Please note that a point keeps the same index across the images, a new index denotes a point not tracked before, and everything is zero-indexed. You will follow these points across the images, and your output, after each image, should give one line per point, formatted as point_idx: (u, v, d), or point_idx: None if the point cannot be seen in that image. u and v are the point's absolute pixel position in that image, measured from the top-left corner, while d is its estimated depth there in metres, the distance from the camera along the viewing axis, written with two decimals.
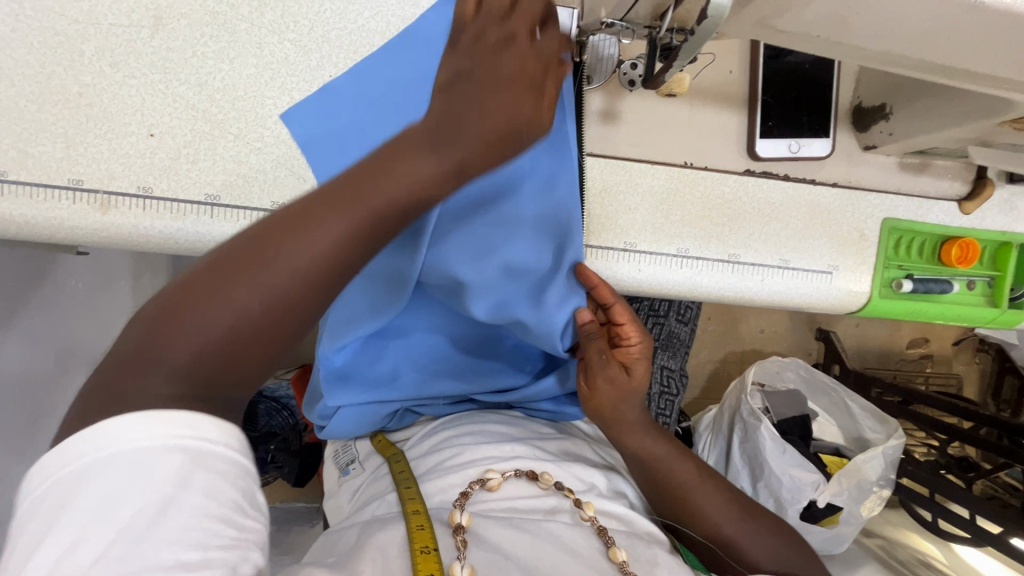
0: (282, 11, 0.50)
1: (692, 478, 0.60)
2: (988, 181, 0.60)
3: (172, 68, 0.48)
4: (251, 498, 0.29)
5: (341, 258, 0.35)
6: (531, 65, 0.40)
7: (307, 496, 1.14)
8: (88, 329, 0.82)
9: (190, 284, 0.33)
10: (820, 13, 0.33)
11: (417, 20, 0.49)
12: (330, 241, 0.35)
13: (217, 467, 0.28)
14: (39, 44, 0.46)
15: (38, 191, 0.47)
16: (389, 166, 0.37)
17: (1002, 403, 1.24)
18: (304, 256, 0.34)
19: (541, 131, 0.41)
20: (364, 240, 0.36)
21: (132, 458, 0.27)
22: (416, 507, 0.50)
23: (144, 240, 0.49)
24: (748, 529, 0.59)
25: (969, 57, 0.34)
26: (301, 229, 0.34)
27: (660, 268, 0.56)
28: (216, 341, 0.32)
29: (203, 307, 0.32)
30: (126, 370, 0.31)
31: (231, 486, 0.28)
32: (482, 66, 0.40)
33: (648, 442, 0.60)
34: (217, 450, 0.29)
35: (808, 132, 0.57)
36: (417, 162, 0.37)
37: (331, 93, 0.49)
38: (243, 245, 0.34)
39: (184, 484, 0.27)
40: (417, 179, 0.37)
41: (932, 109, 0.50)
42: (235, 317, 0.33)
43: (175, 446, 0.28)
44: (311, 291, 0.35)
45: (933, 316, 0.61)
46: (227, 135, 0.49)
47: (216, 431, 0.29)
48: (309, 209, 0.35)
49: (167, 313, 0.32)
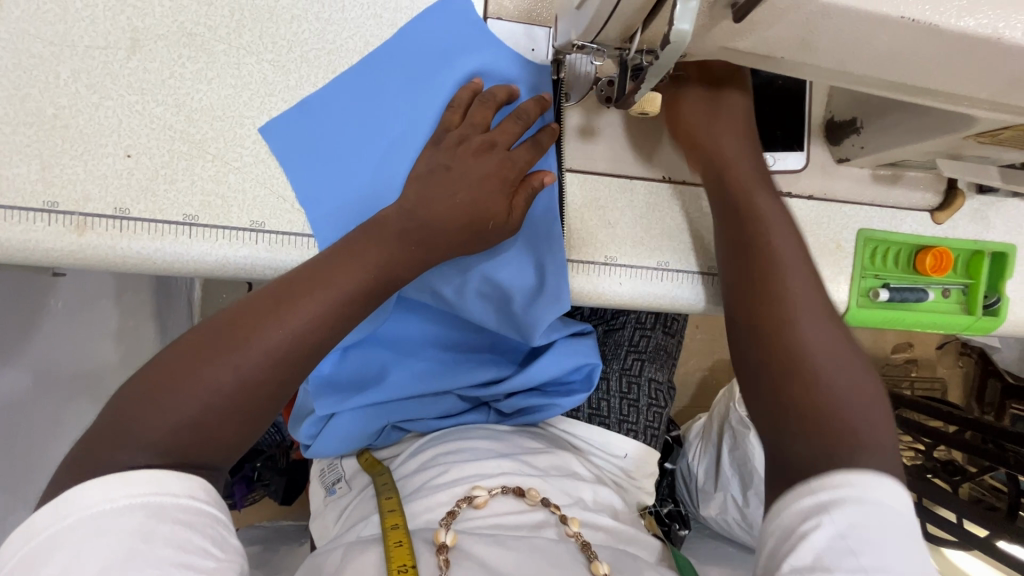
0: (259, 32, 0.50)
1: (818, 321, 0.46)
2: (959, 192, 0.61)
3: (149, 90, 0.48)
4: (218, 538, 0.38)
5: (314, 335, 0.44)
6: (506, 169, 0.50)
7: (294, 514, 1.12)
8: (68, 350, 0.80)
9: (189, 350, 0.41)
10: (782, 36, 0.33)
11: (393, 46, 0.51)
12: (306, 319, 0.43)
13: (179, 517, 0.36)
14: (13, 67, 0.46)
15: (12, 214, 0.46)
16: (356, 254, 0.46)
17: (987, 407, 1.23)
18: (282, 331, 0.42)
19: (508, 224, 0.50)
20: (328, 325, 0.44)
21: (103, 517, 0.35)
22: (395, 521, 0.51)
23: (122, 261, 0.48)
24: (855, 399, 0.43)
25: (928, 75, 0.35)
26: (286, 306, 0.43)
27: (643, 281, 0.57)
28: (193, 416, 0.40)
29: (196, 375, 0.40)
30: (114, 440, 0.39)
31: (195, 531, 0.36)
32: (465, 160, 0.49)
33: (786, 231, 0.50)
34: (181, 501, 0.37)
35: (782, 146, 0.58)
36: (376, 252, 0.46)
37: (313, 116, 0.50)
38: (228, 324, 0.42)
39: (148, 536, 0.35)
40: (381, 264, 0.46)
41: (898, 124, 0.51)
42: (212, 394, 0.40)
43: (140, 504, 0.36)
44: (287, 363, 0.43)
45: (911, 324, 0.62)
46: (206, 156, 0.49)
47: (180, 486, 0.37)
48: (285, 294, 0.44)
49: (168, 375, 0.40)
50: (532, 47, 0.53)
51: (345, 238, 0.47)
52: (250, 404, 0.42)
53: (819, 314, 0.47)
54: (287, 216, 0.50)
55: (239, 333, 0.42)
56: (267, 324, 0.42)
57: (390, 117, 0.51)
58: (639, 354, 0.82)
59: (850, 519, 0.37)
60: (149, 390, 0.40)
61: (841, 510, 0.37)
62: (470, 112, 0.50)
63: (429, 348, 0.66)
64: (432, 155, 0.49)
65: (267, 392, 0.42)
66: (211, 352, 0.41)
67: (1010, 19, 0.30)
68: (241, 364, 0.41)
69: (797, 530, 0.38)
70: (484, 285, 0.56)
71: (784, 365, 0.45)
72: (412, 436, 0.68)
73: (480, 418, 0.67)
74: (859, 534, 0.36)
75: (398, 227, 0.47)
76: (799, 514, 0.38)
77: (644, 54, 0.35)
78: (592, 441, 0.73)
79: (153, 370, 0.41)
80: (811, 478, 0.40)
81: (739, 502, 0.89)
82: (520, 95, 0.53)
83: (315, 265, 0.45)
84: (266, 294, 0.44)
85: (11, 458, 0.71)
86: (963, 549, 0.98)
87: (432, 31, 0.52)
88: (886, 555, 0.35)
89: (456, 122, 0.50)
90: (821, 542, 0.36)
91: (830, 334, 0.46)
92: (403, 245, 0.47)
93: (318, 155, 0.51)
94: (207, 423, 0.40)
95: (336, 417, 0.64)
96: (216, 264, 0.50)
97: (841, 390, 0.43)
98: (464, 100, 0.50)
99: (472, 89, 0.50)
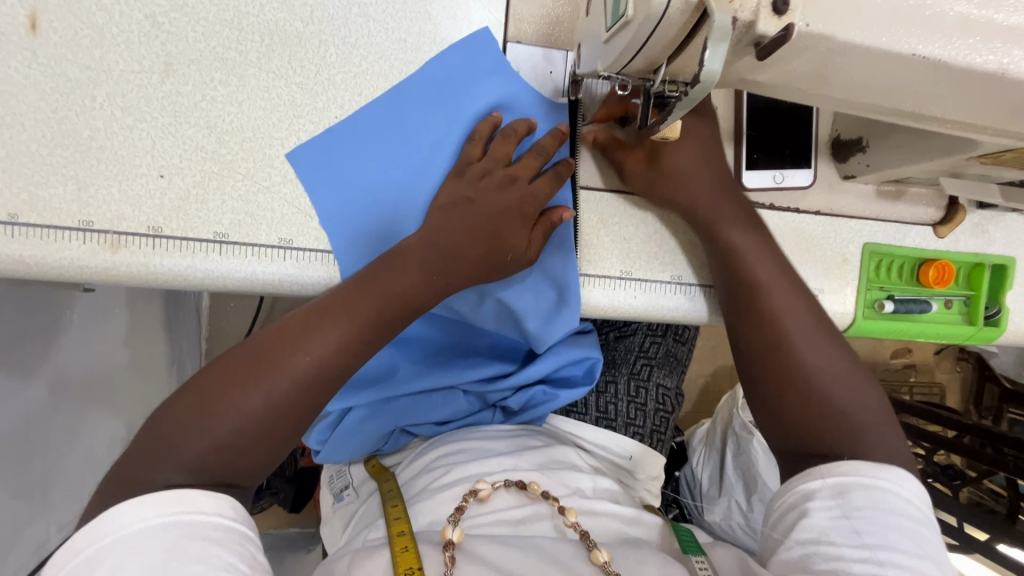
0: (289, 56, 0.51)
1: (806, 339, 0.54)
2: (960, 207, 0.63)
3: (182, 112, 0.50)
4: (246, 554, 0.38)
5: (339, 360, 0.45)
6: (528, 190, 0.51)
7: (303, 521, 1.13)
8: (86, 361, 0.81)
9: (223, 375, 0.43)
10: (801, 70, 0.35)
11: (419, 69, 0.53)
12: (333, 347, 0.45)
13: (210, 534, 0.38)
14: (51, 90, 0.48)
15: (49, 233, 0.48)
16: (380, 280, 0.47)
17: (984, 411, 1.27)
18: (310, 359, 0.44)
19: (524, 255, 0.52)
20: (352, 351, 0.46)
21: (137, 538, 0.36)
22: (401, 528, 0.52)
23: (153, 278, 0.50)
24: (842, 397, 0.52)
25: (936, 104, 0.37)
26: (314, 334, 0.45)
27: (655, 294, 0.59)
28: (225, 439, 0.42)
29: (229, 398, 0.42)
30: (149, 461, 0.40)
31: (223, 547, 0.37)
32: (487, 194, 0.51)
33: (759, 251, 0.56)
34: (210, 519, 0.38)
35: (791, 163, 0.60)
36: (398, 280, 0.48)
37: (340, 136, 0.52)
38: (260, 350, 0.44)
39: (180, 555, 0.36)
40: (401, 292, 0.48)
41: (903, 144, 0.53)
42: (243, 419, 0.42)
43: (171, 524, 0.37)
44: (313, 388, 0.45)
45: (914, 334, 0.64)
46: (235, 176, 0.51)
47: (209, 504, 0.39)
48: (312, 321, 0.45)
49: (202, 400, 0.42)
50: (549, 70, 0.56)
51: (369, 265, 0.49)
52: (275, 428, 0.44)
53: (813, 337, 0.54)
54: (314, 234, 0.52)
55: (270, 359, 0.44)
56: (295, 351, 0.44)
57: (412, 137, 0.53)
58: (649, 360, 0.83)
59: (853, 503, 0.46)
60: (185, 412, 0.42)
61: (844, 496, 0.47)
62: (492, 145, 0.52)
63: (446, 356, 0.68)
64: (455, 187, 0.51)
65: (294, 416, 0.44)
66: (244, 377, 0.43)
67: (1016, 54, 0.32)
68: (271, 389, 0.43)
69: (805, 507, 0.48)
70: (496, 304, 0.58)
71: (787, 388, 0.53)
72: (419, 439, 0.70)
73: (487, 419, 0.69)
74: (862, 517, 0.45)
75: (419, 259, 0.49)
76: (807, 494, 0.48)
77: (668, 86, 0.37)
78: (602, 447, 0.75)
79: (189, 392, 0.43)
80: (822, 465, 0.49)
81: (744, 508, 0.90)
82: (539, 127, 0.55)
83: (341, 292, 0.47)
84: (295, 320, 0.46)
85: (33, 468, 0.71)
86: (964, 552, 1.01)
87: (454, 61, 0.53)
88: (885, 531, 0.44)
89: (477, 154, 0.52)
90: (827, 520, 0.46)
91: (804, 315, 0.55)
92: (423, 273, 0.49)
93: (343, 175, 0.52)
94: (239, 445, 0.42)
95: (348, 422, 0.65)
96: (245, 280, 0.51)
97: (839, 398, 0.52)
98: (486, 132, 0.52)
99: (492, 122, 0.52)
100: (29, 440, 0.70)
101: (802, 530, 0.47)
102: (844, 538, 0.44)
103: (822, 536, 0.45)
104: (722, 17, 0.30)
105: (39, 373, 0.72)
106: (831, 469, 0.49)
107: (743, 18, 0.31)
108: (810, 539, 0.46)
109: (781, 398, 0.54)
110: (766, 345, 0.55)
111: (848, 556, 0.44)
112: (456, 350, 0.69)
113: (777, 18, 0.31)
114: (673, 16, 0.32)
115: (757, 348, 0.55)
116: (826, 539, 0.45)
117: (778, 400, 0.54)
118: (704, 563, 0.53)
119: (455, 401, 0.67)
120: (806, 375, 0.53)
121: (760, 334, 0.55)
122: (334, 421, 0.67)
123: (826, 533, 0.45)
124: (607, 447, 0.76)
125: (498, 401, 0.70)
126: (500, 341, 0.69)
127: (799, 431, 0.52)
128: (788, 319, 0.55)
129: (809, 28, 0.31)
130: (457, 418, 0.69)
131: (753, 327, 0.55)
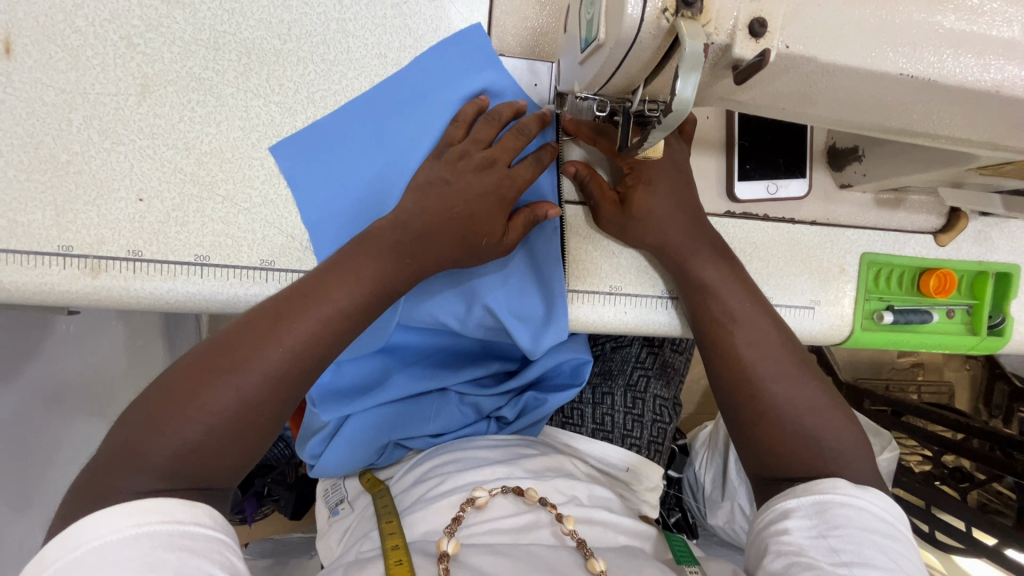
0: (266, 75, 0.51)
1: (771, 356, 0.54)
2: (962, 213, 0.61)
3: (159, 134, 0.49)
4: (226, 562, 0.38)
5: (311, 352, 0.45)
6: (504, 186, 0.50)
7: (303, 527, 1.11)
8: (80, 372, 0.81)
9: (190, 374, 0.43)
10: (784, 89, 0.34)
11: (398, 79, 0.52)
12: (304, 336, 0.45)
13: (186, 543, 0.37)
14: (27, 115, 0.47)
15: (28, 259, 0.47)
16: (349, 269, 0.46)
17: (994, 409, 1.21)
18: (282, 351, 0.44)
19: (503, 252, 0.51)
20: (323, 345, 0.46)
21: (110, 548, 0.35)
22: (396, 542, 0.51)
23: (135, 302, 0.49)
24: (811, 413, 0.52)
25: (934, 119, 0.36)
26: (285, 324, 0.44)
27: (644, 310, 0.59)
28: (195, 440, 0.41)
29: (198, 398, 0.42)
30: (116, 466, 0.40)
31: (202, 557, 0.37)
32: (463, 175, 0.49)
33: (726, 257, 0.55)
34: (189, 528, 0.38)
35: (785, 174, 0.58)
36: (370, 267, 0.47)
37: (320, 150, 0.51)
38: (225, 350, 0.44)
39: (154, 566, 0.35)
40: (373, 285, 0.47)
41: (899, 155, 0.51)
42: (213, 419, 0.42)
43: (145, 533, 0.36)
44: (287, 381, 0.44)
45: (915, 345, 0.62)
46: (215, 198, 0.50)
47: (186, 513, 0.38)
48: (278, 317, 0.45)
49: (170, 400, 0.42)
50: (534, 82, 0.55)
51: (339, 252, 0.48)
52: (250, 427, 0.43)
53: (782, 373, 0.53)
54: (296, 254, 0.51)
55: (238, 353, 0.43)
56: (264, 345, 0.44)
57: (394, 150, 0.52)
58: (645, 371, 0.82)
59: (830, 521, 0.45)
60: (153, 414, 0.41)
61: (823, 514, 0.46)
62: (473, 128, 0.51)
63: (432, 358, 0.67)
64: (431, 166, 0.50)
65: (270, 410, 0.44)
66: (213, 374, 0.43)
67: (1010, 70, 0.31)
68: (241, 385, 0.43)
69: (784, 523, 0.47)
70: (485, 313, 0.57)
71: (758, 421, 0.53)
72: (414, 451, 0.69)
73: (482, 430, 0.69)
74: (839, 535, 0.44)
75: (393, 246, 0.47)
76: (787, 511, 0.47)
77: (648, 104, 0.36)
78: (599, 458, 0.74)
79: (157, 393, 0.43)
80: (799, 485, 0.49)
81: (747, 513, 0.89)
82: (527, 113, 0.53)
83: (312, 282, 0.46)
84: (263, 312, 0.45)
85: (26, 481, 0.71)
86: (971, 557, 0.98)
87: (440, 64, 0.52)
88: (864, 548, 0.43)
89: (459, 136, 0.51)
90: (805, 537, 0.45)
91: (767, 334, 0.55)
92: (399, 265, 0.48)
93: (324, 191, 0.51)
94: (212, 444, 0.42)
95: (342, 431, 0.64)
96: (228, 300, 0.51)
97: (810, 428, 0.51)
98: (470, 114, 0.51)
99: (478, 106, 0.51)
100: (20, 452, 0.70)
101: (780, 546, 0.46)
102: (822, 555, 0.43)
103: (801, 551, 0.44)
104: (694, 44, 0.29)
105: (30, 386, 0.72)
106: (810, 487, 0.48)
107: (719, 42, 0.31)
108: (791, 552, 0.45)
109: (753, 431, 0.53)
110: (734, 363, 0.54)
111: (827, 573, 0.43)
112: (446, 353, 0.68)
113: (755, 41, 0.30)
114: (646, 41, 0.31)
115: (733, 372, 0.54)
116: (804, 554, 0.44)
117: (752, 432, 0.53)
118: (696, 572, 0.54)
119: (449, 409, 0.67)
120: (778, 406, 0.52)
121: (726, 350, 0.55)
122: (328, 433, 0.66)
123: (805, 549, 0.44)
124: (603, 457, 0.74)
125: (493, 412, 0.69)
126: (488, 345, 0.69)
127: (772, 459, 0.52)
128: (755, 354, 0.54)
129: (790, 49, 0.30)
130: (452, 429, 0.68)
131: (725, 355, 0.55)
